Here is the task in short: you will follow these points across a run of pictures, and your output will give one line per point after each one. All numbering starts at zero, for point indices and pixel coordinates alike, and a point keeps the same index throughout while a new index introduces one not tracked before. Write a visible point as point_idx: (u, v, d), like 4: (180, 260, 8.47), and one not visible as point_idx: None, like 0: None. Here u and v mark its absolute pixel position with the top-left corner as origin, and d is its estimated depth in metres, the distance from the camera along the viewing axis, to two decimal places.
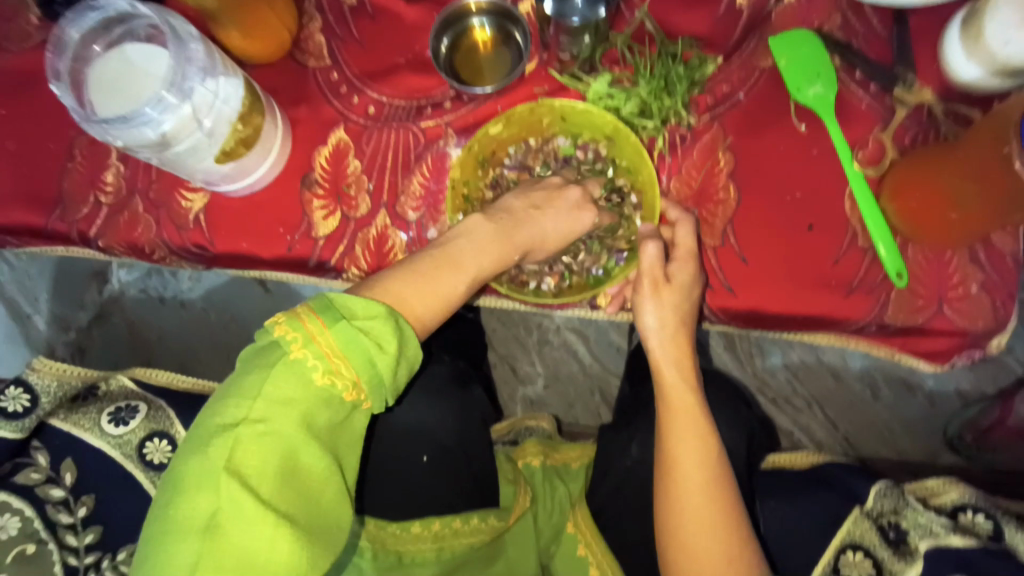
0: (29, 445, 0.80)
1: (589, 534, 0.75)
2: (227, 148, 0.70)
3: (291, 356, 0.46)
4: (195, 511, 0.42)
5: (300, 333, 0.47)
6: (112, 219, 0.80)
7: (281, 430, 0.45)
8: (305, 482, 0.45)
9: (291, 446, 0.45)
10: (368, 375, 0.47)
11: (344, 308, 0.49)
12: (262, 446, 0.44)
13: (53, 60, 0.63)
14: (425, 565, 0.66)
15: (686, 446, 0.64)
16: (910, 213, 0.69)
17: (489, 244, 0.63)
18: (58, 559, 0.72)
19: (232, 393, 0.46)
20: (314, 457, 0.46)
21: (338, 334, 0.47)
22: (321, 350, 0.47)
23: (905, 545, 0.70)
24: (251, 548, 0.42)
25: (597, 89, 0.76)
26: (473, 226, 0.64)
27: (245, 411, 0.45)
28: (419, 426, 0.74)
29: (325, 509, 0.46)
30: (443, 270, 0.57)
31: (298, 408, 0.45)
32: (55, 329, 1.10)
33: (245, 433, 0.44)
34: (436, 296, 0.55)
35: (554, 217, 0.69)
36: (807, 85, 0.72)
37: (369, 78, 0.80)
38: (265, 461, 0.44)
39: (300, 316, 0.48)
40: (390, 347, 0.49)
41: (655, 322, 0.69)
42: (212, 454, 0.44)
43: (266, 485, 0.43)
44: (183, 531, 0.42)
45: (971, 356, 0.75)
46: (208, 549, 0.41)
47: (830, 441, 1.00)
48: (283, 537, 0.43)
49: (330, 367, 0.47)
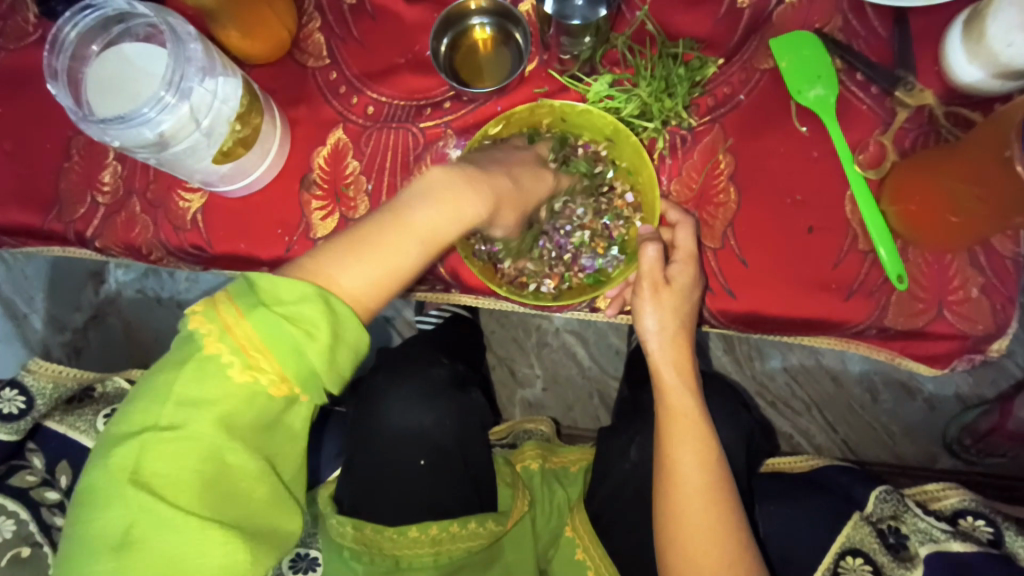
0: (25, 447, 0.81)
1: (587, 537, 0.74)
2: (225, 148, 0.69)
3: (204, 354, 0.46)
4: (109, 525, 0.44)
5: (215, 327, 0.46)
6: (108, 219, 0.80)
7: (194, 434, 0.45)
8: (228, 484, 0.46)
9: (208, 450, 0.45)
10: (296, 367, 0.46)
11: (267, 293, 0.47)
12: (174, 455, 0.44)
13: (50, 59, 0.62)
14: (422, 570, 0.67)
15: (683, 449, 0.64)
16: (911, 216, 0.69)
17: (448, 199, 0.56)
18: (53, 562, 0.73)
19: (145, 398, 0.46)
20: (236, 457, 0.46)
21: (256, 323, 0.46)
22: (236, 345, 0.46)
23: (905, 551, 0.71)
24: (172, 553, 0.44)
25: (596, 90, 0.75)
26: (433, 181, 0.56)
27: (156, 418, 0.45)
28: (416, 429, 0.73)
29: (253, 506, 0.47)
30: (387, 240, 0.53)
31: (212, 410, 0.45)
32: (51, 329, 1.09)
33: (154, 442, 0.44)
34: (379, 272, 0.52)
35: (521, 180, 0.66)
36: (807, 87, 0.72)
37: (368, 78, 0.79)
38: (179, 470, 0.44)
39: (217, 305, 0.47)
40: (320, 333, 0.46)
41: (655, 324, 0.69)
42: (121, 466, 0.44)
43: (182, 492, 0.44)
44: (100, 543, 0.44)
45: (971, 360, 0.74)
46: (126, 559, 0.43)
47: (829, 445, 1.00)
48: (207, 540, 0.44)
49: (248, 362, 0.46)
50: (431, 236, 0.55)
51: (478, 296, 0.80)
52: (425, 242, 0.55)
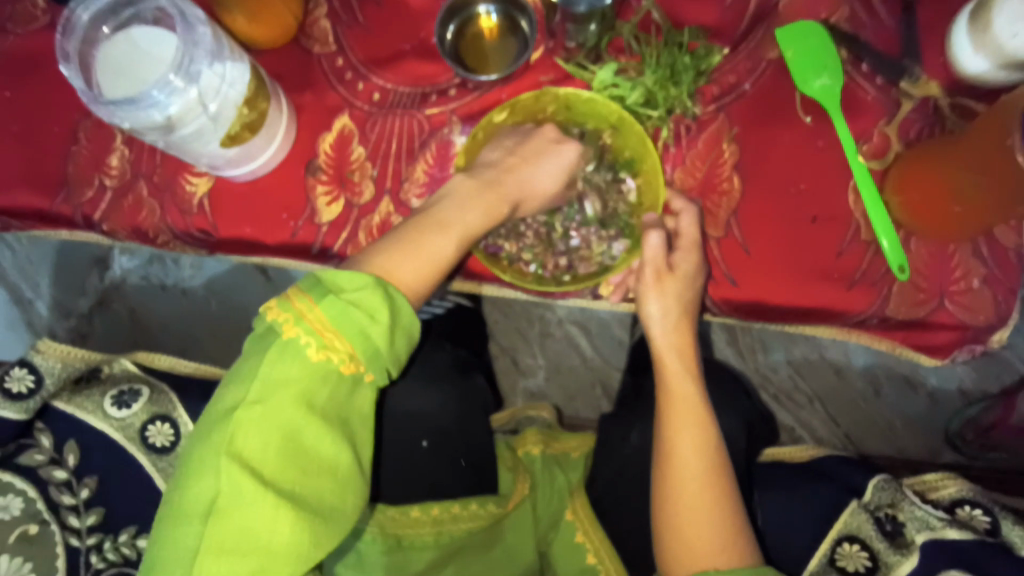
0: (33, 426, 0.81)
1: (588, 522, 0.75)
2: (232, 132, 0.70)
3: (284, 337, 0.47)
4: (198, 495, 0.44)
5: (290, 314, 0.48)
6: (116, 203, 0.80)
7: (278, 410, 0.46)
8: (309, 461, 0.46)
9: (293, 426, 0.46)
10: (363, 347, 0.48)
11: (332, 282, 0.50)
12: (261, 429, 0.45)
13: (61, 41, 0.63)
14: (424, 549, 0.68)
15: (684, 433, 0.64)
16: (914, 207, 0.69)
17: (474, 202, 0.63)
18: (60, 539, 0.74)
19: (234, 379, 0.48)
20: (315, 436, 0.47)
21: (328, 308, 0.48)
22: (312, 327, 0.47)
23: (902, 537, 0.71)
24: (254, 526, 0.43)
25: (602, 78, 0.75)
26: (460, 188, 0.64)
27: (243, 394, 0.46)
28: (420, 410, 0.74)
29: (331, 489, 0.47)
30: (429, 239, 0.57)
31: (296, 388, 0.46)
32: (57, 315, 1.11)
33: (243, 416, 0.45)
34: (426, 265, 0.56)
35: (534, 180, 0.70)
36: (813, 77, 0.72)
37: (374, 64, 0.80)
38: (267, 445, 0.45)
39: (289, 298, 0.49)
40: (382, 316, 0.49)
41: (659, 310, 0.69)
42: (214, 439, 0.45)
43: (268, 466, 0.45)
44: (187, 514, 0.43)
45: (973, 351, 0.74)
46: (211, 532, 0.43)
47: (830, 437, 0.98)
48: (284, 515, 0.44)
49: (323, 342, 0.47)
50: (465, 230, 0.60)
51: (483, 281, 0.83)
52: (461, 237, 0.60)
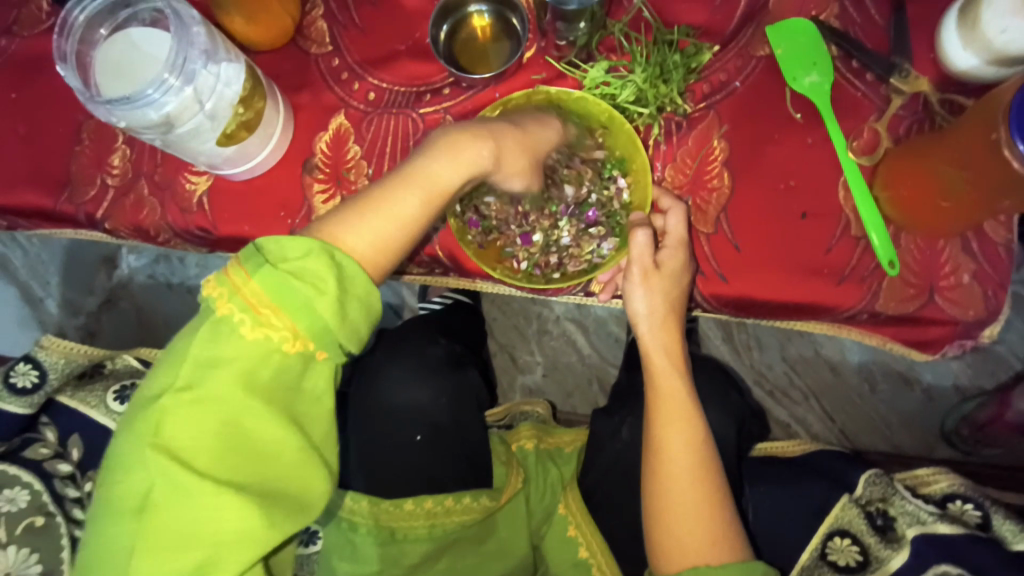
0: (38, 421, 0.84)
1: (579, 515, 0.76)
2: (227, 131, 0.71)
3: (218, 316, 0.48)
4: (130, 489, 0.45)
5: (225, 289, 0.48)
6: (118, 201, 0.82)
7: (212, 397, 0.47)
8: (246, 445, 0.47)
9: (225, 413, 0.47)
10: (308, 321, 0.48)
11: (274, 251, 0.49)
12: (187, 419, 0.46)
13: (60, 42, 0.64)
14: (417, 541, 0.69)
15: (672, 430, 0.65)
16: (902, 203, 0.70)
17: (456, 151, 0.59)
18: (66, 531, 0.75)
19: (163, 364, 0.48)
20: (253, 420, 0.47)
21: (263, 281, 0.48)
22: (246, 304, 0.48)
23: (892, 532, 0.71)
24: (189, 516, 0.45)
25: (593, 76, 0.76)
26: (442, 138, 0.61)
27: (172, 382, 0.47)
28: (397, 405, 0.75)
29: (280, 472, 0.48)
30: (392, 204, 0.57)
31: (228, 371, 0.47)
32: (65, 313, 1.12)
33: (170, 405, 0.46)
34: (383, 232, 0.56)
35: (533, 132, 0.68)
36: (802, 74, 0.73)
37: (369, 64, 0.81)
38: (197, 434, 0.46)
39: (228, 273, 0.49)
40: (326, 285, 0.48)
41: (645, 307, 0.70)
42: (140, 432, 0.46)
43: (201, 454, 0.46)
44: (120, 510, 0.45)
45: (963, 346, 0.75)
46: (144, 525, 0.45)
47: (826, 434, 0.98)
48: (222, 502, 0.45)
49: (259, 320, 0.48)
50: (439, 186, 0.59)
51: (475, 278, 0.84)
52: (433, 197, 0.59)
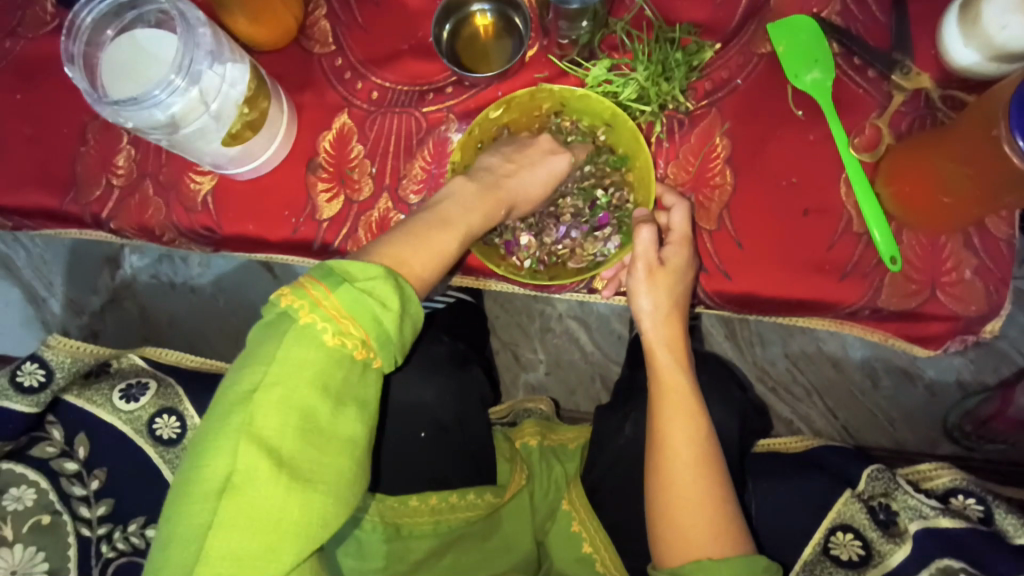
0: (44, 419, 0.83)
1: (583, 511, 0.77)
2: (233, 131, 0.72)
3: (302, 323, 0.47)
4: (212, 473, 0.43)
5: (306, 301, 0.47)
6: (123, 201, 0.83)
7: (298, 392, 0.45)
8: (325, 443, 0.46)
9: (311, 409, 0.46)
10: (376, 333, 0.48)
11: (347, 271, 0.49)
12: (275, 411, 0.45)
13: (67, 43, 0.65)
14: (423, 537, 0.69)
15: (675, 423, 0.65)
16: (905, 198, 0.70)
17: (477, 204, 0.65)
18: (72, 530, 0.76)
19: (250, 359, 0.47)
20: (333, 419, 0.46)
21: (343, 296, 0.48)
22: (328, 314, 0.47)
23: (894, 527, 0.72)
24: (267, 506, 0.44)
25: (595, 75, 0.76)
26: (460, 190, 0.66)
27: (262, 375, 0.45)
28: (417, 403, 0.74)
29: (346, 472, 0.47)
30: (436, 234, 0.59)
31: (317, 372, 0.46)
32: (70, 312, 1.13)
33: (261, 397, 0.45)
34: (431, 256, 0.57)
35: (539, 178, 0.73)
36: (805, 71, 0.74)
37: (372, 64, 0.81)
38: (282, 428, 0.45)
39: (303, 285, 0.48)
40: (393, 304, 0.49)
41: (649, 304, 0.70)
42: (229, 419, 0.44)
43: (285, 447, 0.45)
44: (200, 491, 0.43)
45: (964, 341, 0.75)
46: (224, 510, 0.43)
47: (829, 429, 0.99)
48: (299, 496, 0.44)
49: (339, 328, 0.47)
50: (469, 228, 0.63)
51: (477, 275, 0.84)
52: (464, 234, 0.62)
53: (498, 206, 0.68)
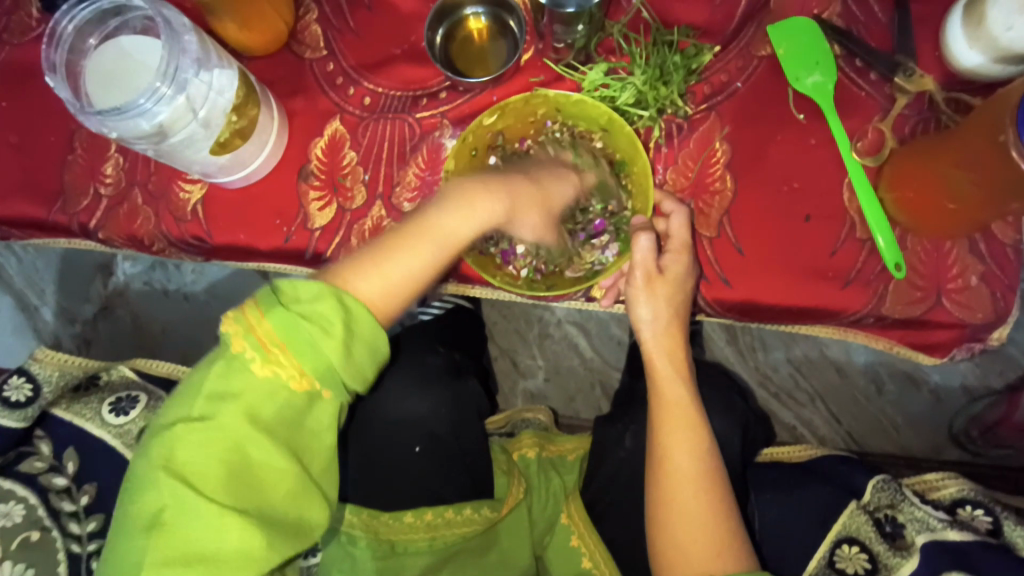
0: (33, 434, 0.82)
1: (582, 525, 0.75)
2: (221, 140, 0.70)
3: (230, 354, 0.48)
4: (143, 508, 0.46)
5: (240, 327, 0.49)
6: (111, 211, 0.81)
7: (221, 425, 0.47)
8: (253, 473, 0.48)
9: (236, 440, 0.47)
10: (313, 361, 0.48)
11: (288, 293, 0.49)
12: (200, 444, 0.47)
13: (49, 52, 0.63)
14: (418, 556, 0.68)
15: (673, 436, 0.63)
16: (908, 204, 0.69)
17: (469, 206, 0.61)
18: (61, 546, 0.74)
19: (181, 395, 0.49)
20: (260, 449, 0.48)
21: (275, 321, 0.48)
22: (258, 342, 0.48)
23: (902, 539, 0.70)
24: (197, 538, 0.45)
25: (591, 79, 0.75)
26: (453, 190, 0.62)
27: (187, 410, 0.48)
28: (412, 416, 0.73)
29: (281, 500, 0.48)
30: (407, 250, 0.57)
31: (240, 403, 0.48)
32: (62, 321, 1.11)
33: (183, 433, 0.47)
34: (401, 279, 0.57)
35: (546, 189, 0.70)
36: (806, 74, 0.72)
37: (365, 69, 0.80)
38: (207, 461, 0.47)
39: (243, 311, 0.49)
40: (335, 329, 0.48)
41: (649, 313, 0.69)
42: (156, 455, 0.47)
43: (209, 479, 0.46)
44: (134, 527, 0.46)
45: (971, 349, 0.73)
46: (153, 543, 0.45)
47: (832, 436, 0.97)
48: (229, 525, 0.45)
49: (268, 357, 0.48)
50: (450, 238, 0.59)
51: (473, 283, 0.82)
52: (444, 246, 0.59)
53: (490, 205, 0.62)
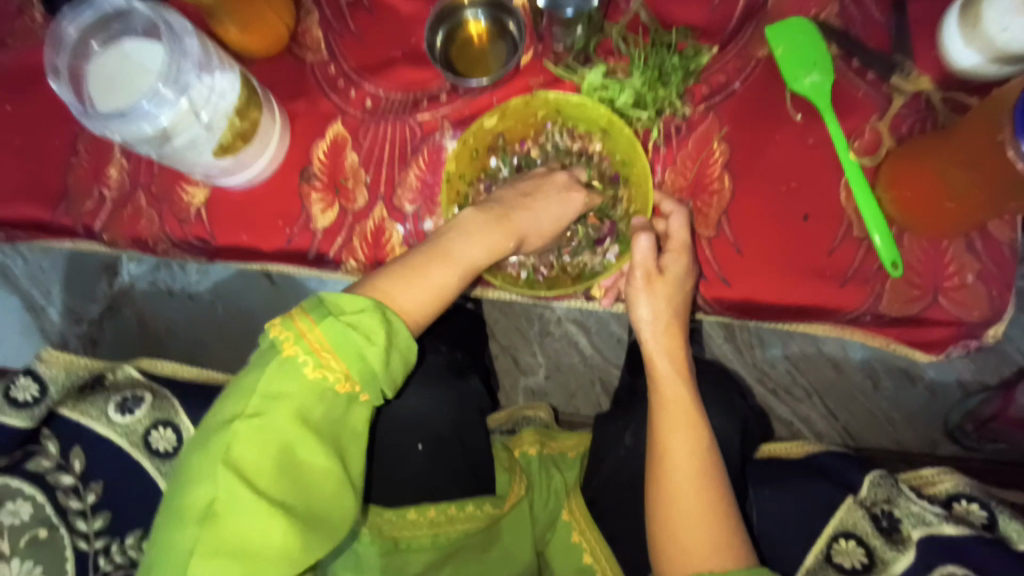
0: (40, 433, 0.83)
1: (583, 521, 0.76)
2: (224, 143, 0.71)
3: (284, 355, 0.49)
4: (194, 499, 0.45)
5: (291, 332, 0.50)
6: (115, 213, 0.82)
7: (277, 422, 0.48)
8: (302, 472, 0.48)
9: (290, 439, 0.48)
10: (359, 367, 0.50)
11: (333, 305, 0.52)
12: (256, 440, 0.47)
13: (52, 57, 0.65)
14: (421, 551, 0.68)
15: (673, 435, 0.64)
16: (905, 203, 0.69)
17: (482, 236, 0.63)
18: (69, 543, 0.75)
19: (233, 392, 0.49)
20: (312, 450, 0.48)
21: (327, 330, 0.50)
22: (310, 347, 0.49)
23: (898, 533, 0.71)
24: (247, 533, 0.45)
25: (591, 80, 0.75)
26: (469, 221, 0.64)
27: (242, 406, 0.48)
28: (418, 415, 0.74)
29: (326, 500, 0.49)
30: (433, 268, 0.59)
31: (296, 403, 0.48)
32: (67, 321, 1.12)
33: (239, 427, 0.47)
34: (428, 295, 0.58)
35: (544, 208, 0.69)
36: (803, 74, 0.72)
37: (365, 71, 0.80)
38: (262, 457, 0.47)
39: (292, 317, 0.51)
40: (378, 338, 0.51)
41: (649, 313, 0.70)
42: (210, 448, 0.47)
43: (263, 475, 0.46)
44: (183, 518, 0.45)
45: (967, 346, 0.74)
46: (205, 534, 0.44)
47: (829, 431, 0.98)
48: (278, 523, 0.46)
49: (319, 362, 0.49)
50: (470, 263, 0.62)
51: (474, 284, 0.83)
52: (465, 269, 0.61)
53: (504, 238, 0.65)
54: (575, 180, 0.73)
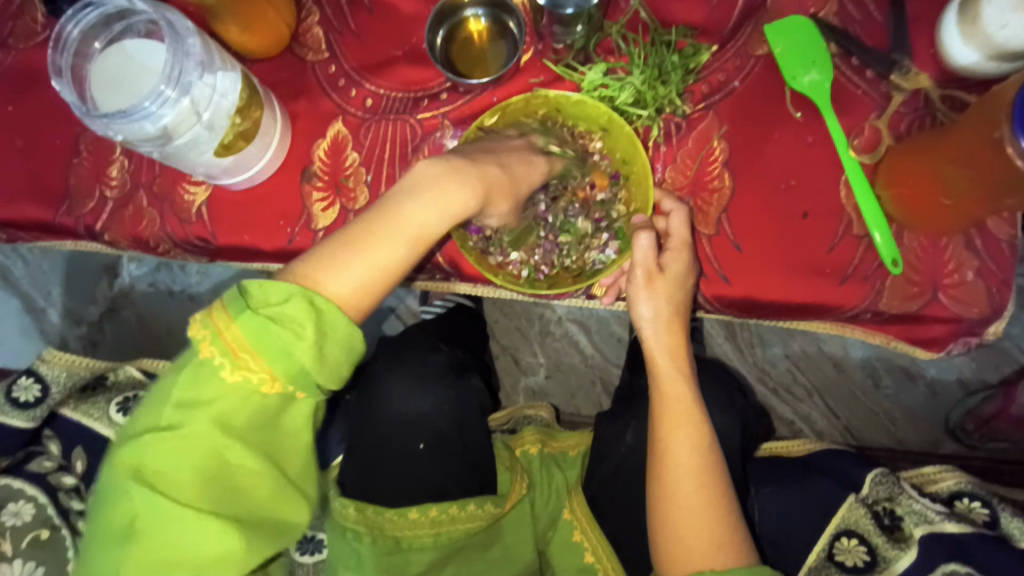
0: (42, 434, 0.84)
1: (585, 521, 0.76)
2: (226, 141, 0.71)
3: (198, 360, 0.49)
4: (117, 516, 0.48)
5: (208, 332, 0.49)
6: (116, 213, 0.82)
7: (193, 433, 0.48)
8: (226, 477, 0.49)
9: (208, 448, 0.48)
10: (286, 365, 0.48)
11: (257, 296, 0.49)
12: (172, 454, 0.48)
13: (54, 56, 0.64)
14: (422, 550, 0.68)
15: (674, 432, 0.64)
16: (904, 200, 0.69)
17: (436, 197, 0.59)
18: (71, 544, 0.75)
19: (151, 403, 0.50)
20: (237, 454, 0.49)
21: (242, 327, 0.48)
22: (226, 348, 0.48)
23: (899, 532, 0.71)
24: (174, 543, 0.47)
25: (591, 79, 0.76)
26: (419, 176, 0.59)
27: (157, 420, 0.49)
28: (419, 414, 0.75)
29: (261, 499, 0.50)
30: (371, 246, 0.56)
31: (209, 411, 0.48)
32: (68, 322, 1.12)
33: (152, 442, 0.48)
34: (364, 277, 0.56)
35: (515, 172, 0.67)
36: (802, 72, 0.73)
37: (366, 71, 0.81)
38: (180, 470, 0.48)
39: (212, 315, 0.49)
40: (307, 332, 0.49)
41: (650, 311, 0.70)
42: (127, 465, 0.48)
43: (183, 488, 0.48)
44: (110, 535, 0.48)
45: (968, 344, 0.74)
46: (131, 550, 0.47)
47: (830, 430, 0.98)
48: (205, 531, 0.48)
49: (237, 364, 0.48)
50: (416, 233, 0.58)
51: (476, 282, 0.82)
52: (410, 241, 0.58)
53: (464, 195, 0.60)
54: (535, 147, 0.73)
